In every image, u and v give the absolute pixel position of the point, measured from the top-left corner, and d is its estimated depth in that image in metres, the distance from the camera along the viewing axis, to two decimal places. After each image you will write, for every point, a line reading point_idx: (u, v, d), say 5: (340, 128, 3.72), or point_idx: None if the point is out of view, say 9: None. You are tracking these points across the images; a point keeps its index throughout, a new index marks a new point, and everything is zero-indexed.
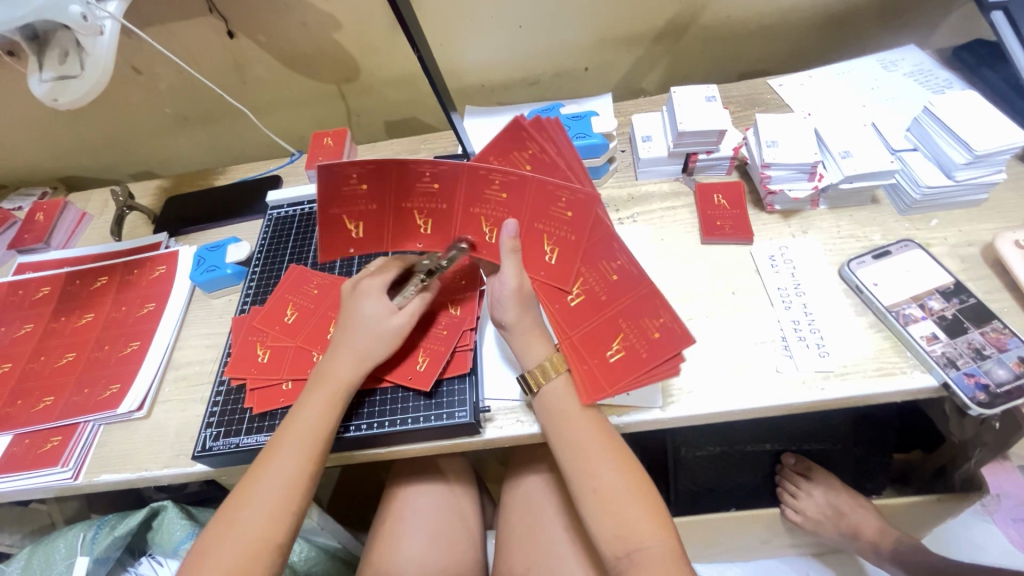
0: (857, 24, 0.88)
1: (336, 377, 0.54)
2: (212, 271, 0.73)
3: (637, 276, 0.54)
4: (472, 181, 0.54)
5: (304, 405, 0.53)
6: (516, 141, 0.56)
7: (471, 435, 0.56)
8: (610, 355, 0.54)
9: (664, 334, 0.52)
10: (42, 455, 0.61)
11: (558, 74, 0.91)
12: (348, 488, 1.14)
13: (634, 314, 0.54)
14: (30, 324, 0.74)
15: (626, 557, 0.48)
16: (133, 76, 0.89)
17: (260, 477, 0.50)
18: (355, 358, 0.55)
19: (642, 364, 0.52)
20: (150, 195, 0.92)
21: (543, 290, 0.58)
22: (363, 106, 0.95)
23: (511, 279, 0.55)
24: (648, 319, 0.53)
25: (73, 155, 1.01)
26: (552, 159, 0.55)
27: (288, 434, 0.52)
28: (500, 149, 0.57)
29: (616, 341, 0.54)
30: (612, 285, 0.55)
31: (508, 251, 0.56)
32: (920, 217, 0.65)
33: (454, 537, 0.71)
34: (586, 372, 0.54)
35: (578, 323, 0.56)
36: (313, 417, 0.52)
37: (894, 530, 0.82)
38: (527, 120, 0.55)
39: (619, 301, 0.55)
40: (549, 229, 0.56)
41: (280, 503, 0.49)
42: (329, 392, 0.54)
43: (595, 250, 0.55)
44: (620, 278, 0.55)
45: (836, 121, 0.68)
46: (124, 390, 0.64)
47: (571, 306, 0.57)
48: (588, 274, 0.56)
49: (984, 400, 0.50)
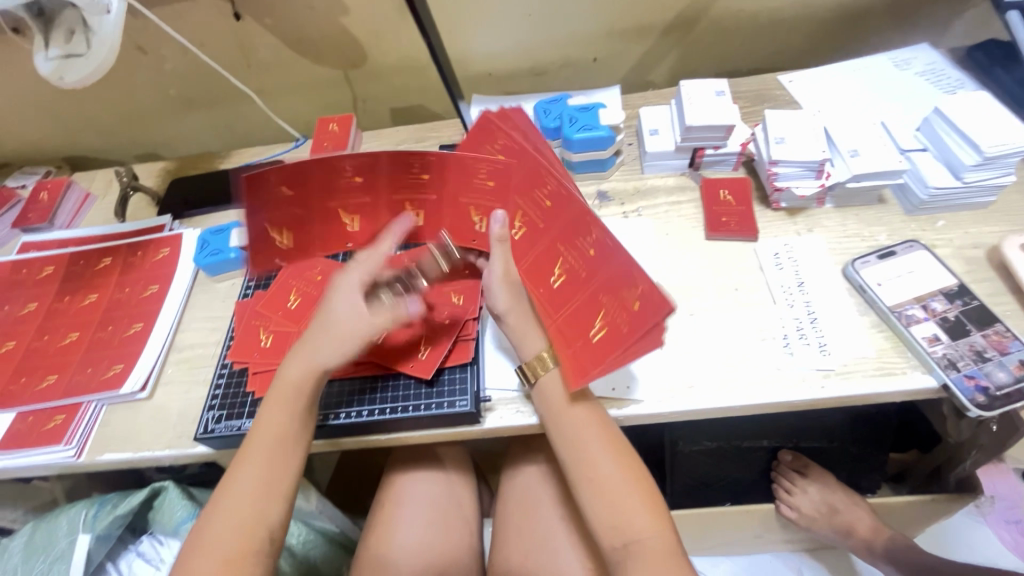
0: (870, 21, 0.87)
1: (291, 382, 0.53)
2: (216, 255, 0.72)
3: (613, 249, 0.51)
4: (459, 169, 0.58)
5: (268, 409, 0.53)
6: (487, 135, 0.61)
7: (471, 424, 0.56)
8: (593, 334, 0.52)
9: (643, 302, 0.49)
10: (46, 432, 0.61)
11: (566, 64, 0.90)
12: (347, 473, 1.15)
13: (614, 289, 0.52)
14: (34, 303, 0.74)
15: (622, 548, 0.49)
16: (138, 56, 0.88)
17: (230, 493, 0.50)
18: (309, 364, 0.53)
19: (625, 338, 0.50)
20: (155, 177, 0.92)
21: (528, 276, 0.58)
22: (369, 92, 0.95)
23: (497, 266, 0.56)
24: (627, 290, 0.50)
25: (76, 135, 1.01)
26: (524, 145, 0.57)
27: (254, 444, 0.52)
28: (472, 142, 0.62)
29: (599, 318, 0.52)
30: (590, 261, 0.53)
31: (497, 241, 0.56)
32: (927, 217, 0.64)
33: (452, 523, 0.72)
34: (570, 356, 0.53)
35: (563, 303, 0.55)
36: (272, 426, 0.52)
37: (888, 529, 0.84)
38: (494, 114, 0.60)
39: (596, 277, 0.53)
40: (525, 208, 0.58)
41: (253, 515, 0.49)
42: (281, 398, 0.53)
43: (571, 225, 0.54)
44: (597, 253, 0.53)
45: (845, 120, 0.68)
46: (128, 370, 0.65)
47: (556, 287, 0.56)
48: (568, 254, 0.55)
49: (983, 402, 0.50)
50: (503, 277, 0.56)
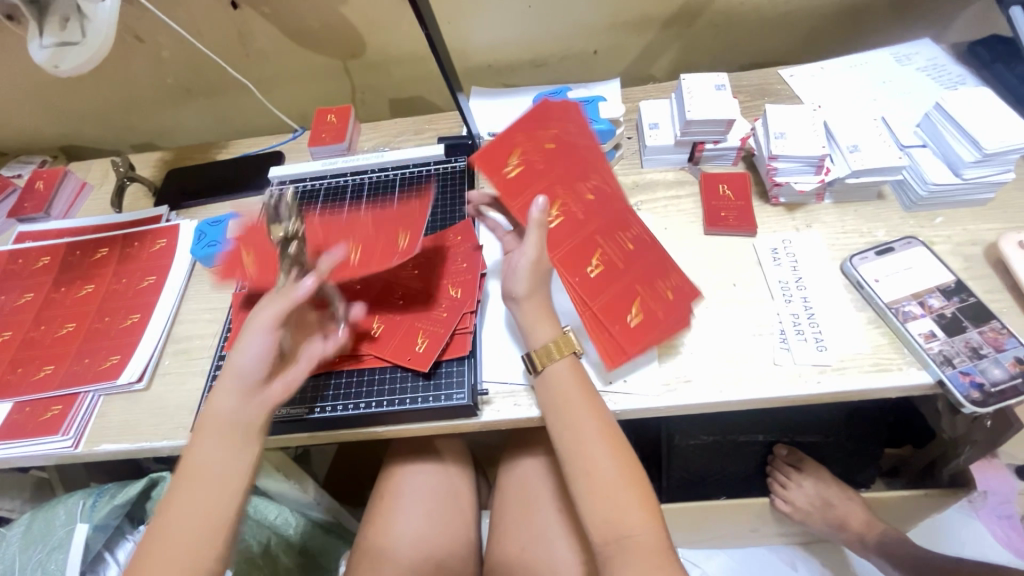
0: (873, 16, 0.87)
1: (220, 406, 0.47)
2: (213, 246, 0.72)
3: (648, 248, 0.61)
4: (500, 151, 0.60)
5: (201, 437, 0.46)
6: (542, 122, 0.61)
7: (468, 418, 0.56)
8: (631, 319, 0.57)
9: (677, 293, 0.58)
10: (43, 422, 0.61)
11: (566, 56, 0.89)
12: (344, 465, 1.16)
13: (649, 278, 0.59)
14: (30, 293, 0.74)
15: (614, 543, 0.49)
16: (134, 44, 0.87)
17: (160, 532, 0.44)
18: (235, 386, 0.47)
19: (660, 322, 0.57)
20: (152, 167, 0.91)
21: (561, 262, 0.58)
22: (367, 83, 0.94)
23: (530, 252, 0.56)
24: (660, 281, 0.59)
25: (71, 124, 1.00)
26: (575, 141, 0.62)
27: (185, 477, 0.45)
28: (527, 126, 0.61)
29: (635, 305, 0.57)
30: (628, 253, 0.59)
31: (536, 224, 0.55)
32: (926, 214, 0.64)
33: (448, 515, 0.72)
34: (608, 339, 0.56)
35: (599, 291, 0.57)
36: (203, 456, 0.46)
37: (881, 523, 0.85)
38: (552, 103, 0.62)
39: (633, 267, 0.59)
40: (566, 197, 0.60)
41: (188, 557, 0.43)
42: (213, 426, 0.46)
43: (612, 220, 0.60)
44: (635, 248, 0.60)
45: (846, 115, 0.68)
46: (125, 361, 0.65)
47: (592, 276, 0.58)
48: (606, 245, 0.59)
49: (977, 398, 0.50)
50: (537, 262, 0.56)
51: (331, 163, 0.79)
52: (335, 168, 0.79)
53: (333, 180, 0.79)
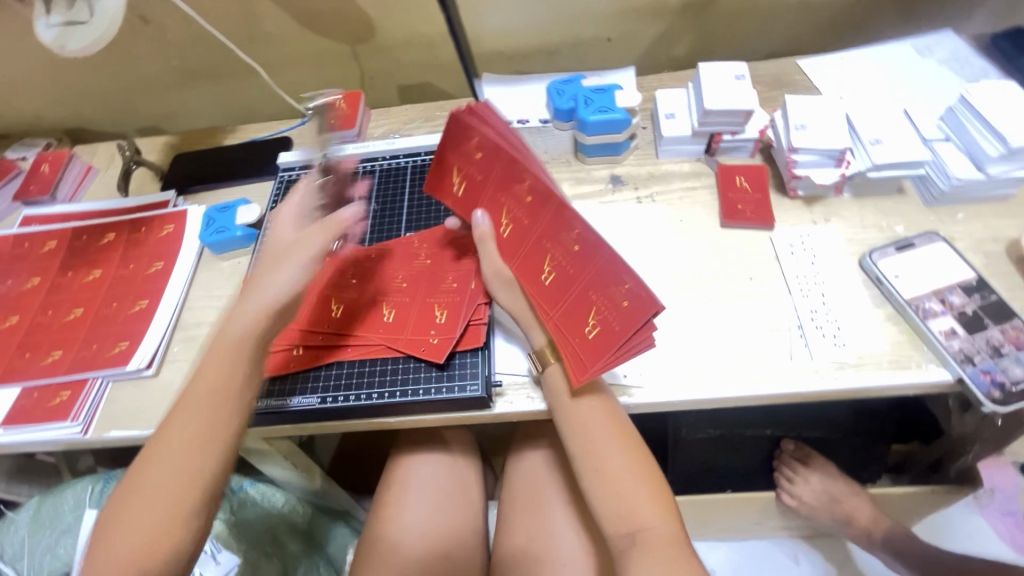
0: (895, 5, 0.85)
1: (235, 328, 0.50)
2: (223, 232, 0.71)
3: (598, 247, 0.51)
4: (438, 169, 0.60)
5: (214, 354, 0.50)
6: (457, 132, 0.56)
7: (480, 409, 0.56)
8: (588, 331, 0.51)
9: (632, 300, 0.49)
10: (52, 408, 0.61)
11: (579, 43, 0.88)
12: (349, 453, 1.16)
13: (603, 284, 0.51)
14: (36, 277, 0.73)
15: (628, 537, 0.49)
16: (140, 26, 0.86)
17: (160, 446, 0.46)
18: (258, 308, 0.51)
19: (618, 336, 0.50)
20: (158, 152, 0.90)
21: (521, 272, 0.56)
22: (376, 68, 0.92)
23: (487, 262, 0.57)
24: (614, 287, 0.50)
25: (75, 107, 0.99)
26: (495, 142, 0.54)
27: (196, 391, 0.48)
28: (449, 143, 0.58)
29: (591, 316, 0.51)
30: (575, 257, 0.52)
31: (480, 240, 0.57)
32: (946, 209, 0.63)
33: (456, 505, 0.72)
34: (571, 355, 0.52)
35: (557, 301, 0.53)
36: (210, 370, 0.49)
37: (887, 519, 0.85)
38: (462, 110, 0.56)
39: (585, 273, 0.52)
40: (508, 204, 0.55)
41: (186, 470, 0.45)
42: (227, 339, 0.50)
43: (553, 223, 0.53)
44: (582, 250, 0.51)
45: (867, 107, 0.66)
46: (134, 347, 0.64)
47: (547, 285, 0.54)
48: (555, 251, 0.53)
49: (998, 397, 0.50)
50: (494, 272, 0.56)
51: (341, 149, 0.78)
52: (345, 155, 0.78)
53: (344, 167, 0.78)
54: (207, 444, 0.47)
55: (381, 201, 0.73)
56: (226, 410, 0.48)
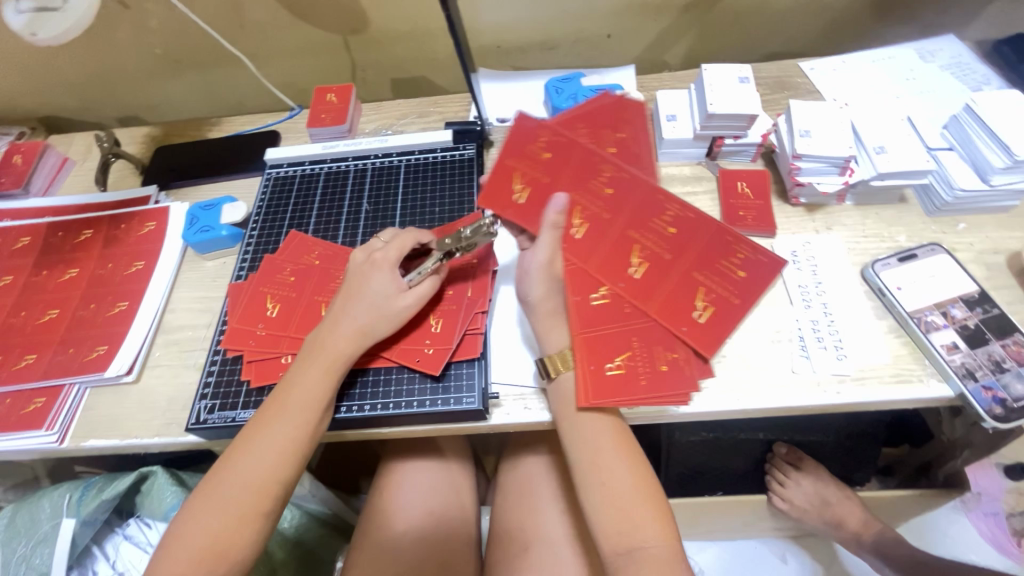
0: (898, 8, 0.84)
1: (333, 348, 0.52)
2: (207, 232, 0.68)
3: (668, 287, 0.57)
4: (573, 151, 0.62)
5: (305, 368, 0.51)
6: (609, 124, 0.65)
7: (477, 421, 0.54)
8: (610, 367, 0.52)
9: (671, 368, 0.53)
10: (25, 416, 0.58)
11: (579, 39, 0.85)
12: (336, 454, 1.13)
13: (652, 339, 0.54)
14: (10, 276, 0.70)
15: (625, 555, 0.47)
16: (120, 10, 0.82)
17: (247, 446, 0.49)
18: (351, 333, 0.52)
19: (639, 388, 0.51)
20: (138, 143, 0.86)
21: (569, 279, 0.57)
22: (369, 60, 0.89)
23: (543, 253, 0.54)
24: (662, 349, 0.54)
25: (49, 95, 0.94)
26: (637, 151, 0.63)
27: (287, 397, 0.50)
28: (595, 125, 0.65)
29: (620, 356, 0.53)
30: (637, 287, 0.57)
31: (551, 226, 0.55)
32: (948, 220, 0.63)
33: (450, 513, 0.71)
34: (589, 374, 0.52)
35: (596, 322, 0.55)
36: (308, 385, 0.50)
37: (878, 523, 0.84)
38: (615, 108, 0.66)
39: (647, 307, 0.56)
40: (586, 203, 0.60)
41: (267, 476, 0.48)
42: (324, 358, 0.52)
43: (648, 259, 0.58)
44: (649, 279, 0.57)
45: (873, 114, 0.65)
46: (112, 353, 0.61)
47: (593, 304, 0.56)
48: (614, 278, 0.57)
49: (1000, 414, 0.50)
50: (546, 266, 0.54)
51: (333, 146, 0.75)
52: (337, 152, 0.75)
53: (335, 164, 0.75)
54: (284, 463, 0.48)
55: (374, 201, 0.70)
56: (304, 441, 0.49)
